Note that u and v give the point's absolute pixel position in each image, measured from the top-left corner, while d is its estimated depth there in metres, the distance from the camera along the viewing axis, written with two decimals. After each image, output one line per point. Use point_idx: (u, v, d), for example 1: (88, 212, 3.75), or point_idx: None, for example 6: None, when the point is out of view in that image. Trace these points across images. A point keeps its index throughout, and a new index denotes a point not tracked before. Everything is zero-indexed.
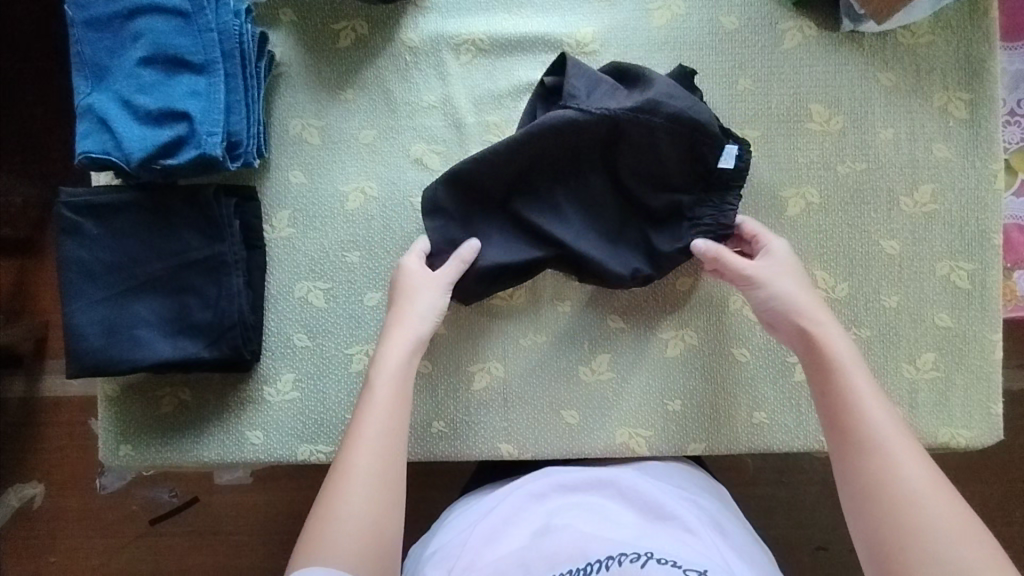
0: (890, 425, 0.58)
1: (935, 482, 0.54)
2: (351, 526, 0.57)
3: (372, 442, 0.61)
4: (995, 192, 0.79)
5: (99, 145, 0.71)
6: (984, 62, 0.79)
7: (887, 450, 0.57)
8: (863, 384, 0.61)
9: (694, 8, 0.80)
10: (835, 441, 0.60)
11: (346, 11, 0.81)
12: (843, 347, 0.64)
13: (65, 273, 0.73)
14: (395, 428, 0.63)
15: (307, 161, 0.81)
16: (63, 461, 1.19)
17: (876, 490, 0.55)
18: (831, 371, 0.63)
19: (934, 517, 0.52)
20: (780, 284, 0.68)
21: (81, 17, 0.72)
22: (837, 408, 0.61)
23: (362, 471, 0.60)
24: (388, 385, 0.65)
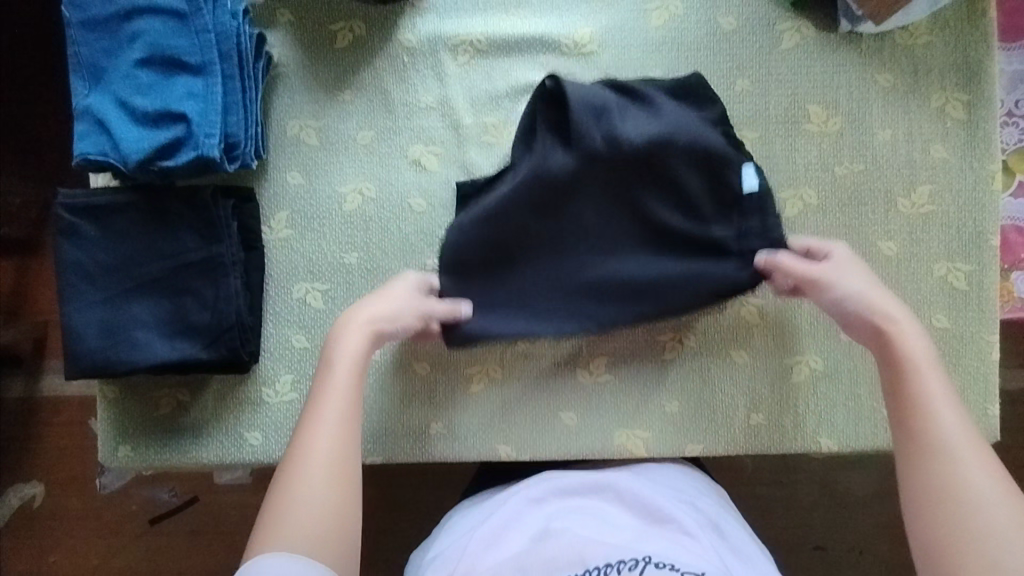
0: (964, 433, 0.59)
1: (1007, 496, 0.55)
2: (305, 512, 0.58)
3: (329, 428, 0.62)
4: (993, 194, 0.79)
5: (97, 147, 0.71)
6: (981, 63, 0.79)
7: (959, 458, 0.58)
8: (938, 389, 0.62)
9: (692, 8, 0.80)
10: (902, 442, 0.61)
11: (343, 12, 0.81)
12: (920, 350, 0.64)
13: (63, 275, 0.73)
14: (351, 413, 0.64)
15: (305, 162, 0.81)
16: (63, 460, 1.19)
17: (943, 496, 0.57)
18: (906, 372, 0.63)
19: (1004, 530, 0.53)
20: (852, 283, 0.68)
21: (78, 18, 0.72)
22: (911, 411, 0.62)
23: (315, 458, 0.61)
24: (345, 370, 0.65)
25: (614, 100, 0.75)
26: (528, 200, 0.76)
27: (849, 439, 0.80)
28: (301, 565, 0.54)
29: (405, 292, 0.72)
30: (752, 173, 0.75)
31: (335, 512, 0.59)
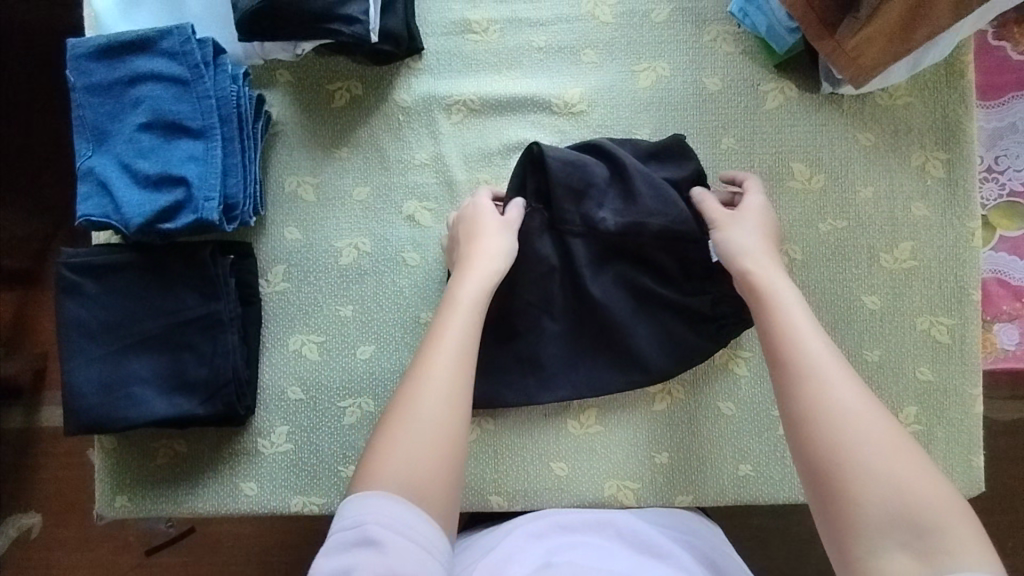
0: (823, 350, 0.59)
1: (866, 402, 0.56)
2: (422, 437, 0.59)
3: (447, 367, 0.62)
4: (973, 249, 0.80)
5: (99, 208, 0.73)
6: (960, 123, 0.81)
7: (820, 375, 0.57)
8: (796, 315, 0.62)
9: (678, 69, 0.83)
10: (775, 375, 0.60)
11: (341, 72, 0.84)
12: (781, 284, 0.65)
13: (65, 331, 0.75)
14: (466, 358, 0.63)
15: (302, 217, 0.83)
16: (61, 489, 1.19)
17: (810, 413, 0.56)
18: (771, 308, 0.63)
19: (867, 434, 0.54)
20: (733, 235, 0.71)
21: (83, 83, 0.74)
22: (774, 338, 0.61)
23: (434, 386, 0.61)
24: (461, 317, 0.66)
25: (598, 180, 0.78)
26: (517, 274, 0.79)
27: None
28: (409, 511, 0.54)
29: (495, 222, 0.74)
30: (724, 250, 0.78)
31: (441, 458, 0.58)
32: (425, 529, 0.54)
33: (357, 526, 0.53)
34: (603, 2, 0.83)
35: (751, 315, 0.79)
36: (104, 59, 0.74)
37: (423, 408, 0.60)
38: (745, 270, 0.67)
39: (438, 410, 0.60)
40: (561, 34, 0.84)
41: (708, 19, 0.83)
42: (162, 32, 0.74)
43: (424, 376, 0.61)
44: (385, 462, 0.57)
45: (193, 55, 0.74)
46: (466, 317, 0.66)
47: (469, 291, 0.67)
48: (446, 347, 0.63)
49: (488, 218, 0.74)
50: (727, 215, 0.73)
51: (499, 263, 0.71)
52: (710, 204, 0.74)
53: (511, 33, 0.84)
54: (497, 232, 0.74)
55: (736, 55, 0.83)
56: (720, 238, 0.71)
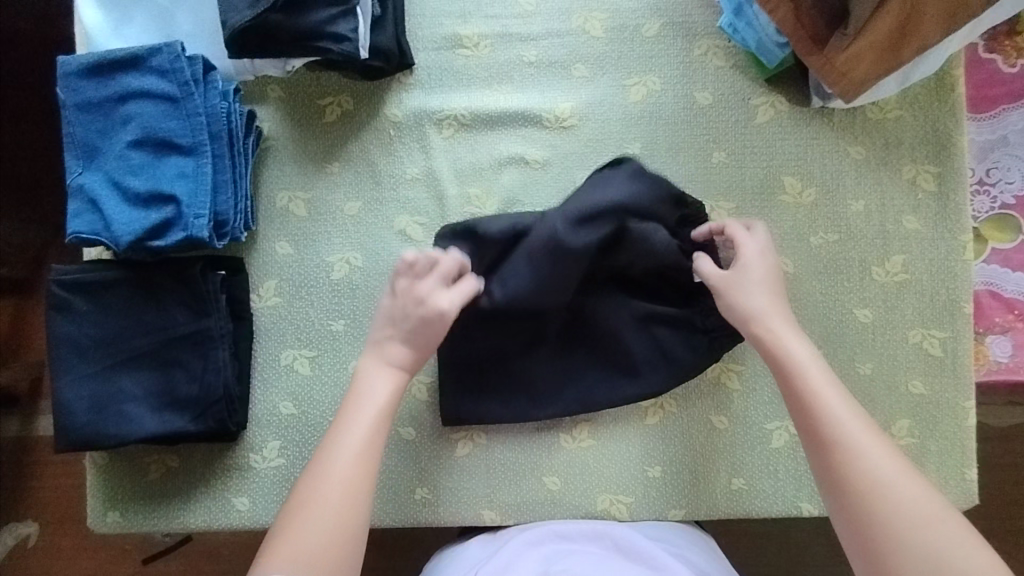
0: (851, 418, 0.61)
1: (899, 471, 0.58)
2: (316, 533, 0.60)
3: (346, 464, 0.64)
4: (965, 262, 0.80)
5: (89, 226, 0.73)
6: (951, 136, 0.81)
7: (851, 446, 0.59)
8: (820, 383, 0.63)
9: (670, 83, 0.83)
10: (809, 445, 0.62)
11: (332, 87, 0.84)
12: (800, 349, 0.66)
13: (55, 348, 0.75)
14: (368, 450, 0.65)
15: (294, 232, 0.83)
16: (57, 499, 1.19)
17: (846, 487, 0.58)
18: (793, 373, 0.65)
19: (902, 506, 0.56)
20: (742, 291, 0.70)
21: (73, 100, 0.74)
22: (801, 406, 0.63)
23: (330, 481, 0.63)
24: (369, 408, 0.67)
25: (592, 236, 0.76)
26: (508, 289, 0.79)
27: None
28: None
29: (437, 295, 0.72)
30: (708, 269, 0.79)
31: (336, 552, 0.60)
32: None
33: None
34: (594, 16, 0.84)
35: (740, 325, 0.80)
36: (95, 76, 0.74)
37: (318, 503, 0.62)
38: (758, 334, 0.68)
39: (335, 503, 0.62)
40: (552, 49, 0.84)
41: (699, 34, 0.83)
42: (153, 49, 0.74)
43: (326, 468, 0.64)
44: (279, 550, 0.59)
45: (182, 73, 0.74)
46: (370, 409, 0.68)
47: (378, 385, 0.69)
48: (349, 443, 0.65)
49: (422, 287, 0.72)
50: (725, 278, 0.71)
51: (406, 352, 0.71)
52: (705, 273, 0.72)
53: (502, 48, 0.84)
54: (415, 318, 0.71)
55: (726, 69, 0.83)
56: (727, 306, 0.70)
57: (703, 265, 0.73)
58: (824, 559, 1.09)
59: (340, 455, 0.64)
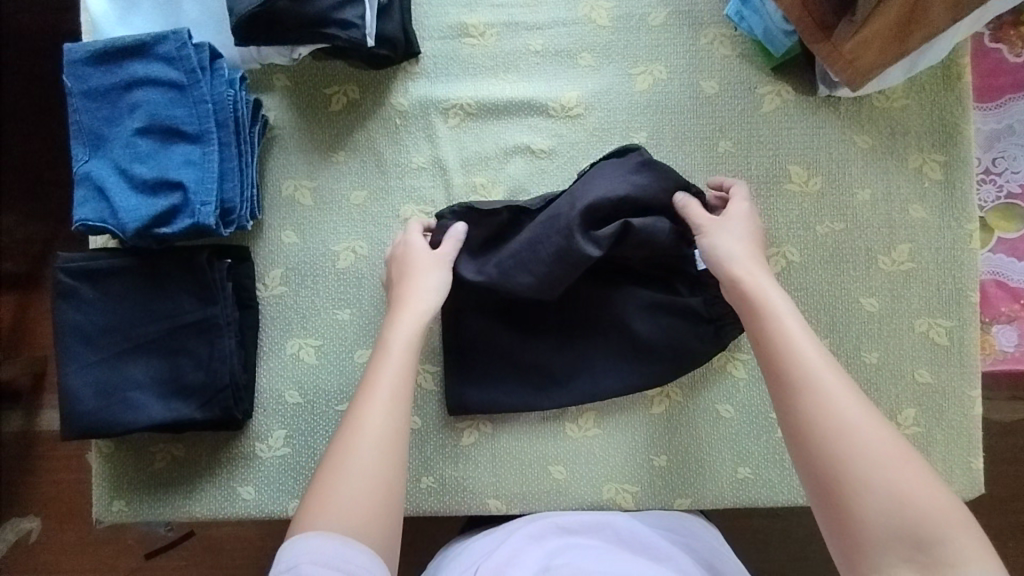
0: (820, 361, 0.59)
1: (865, 412, 0.55)
2: (357, 480, 0.59)
3: (384, 412, 0.63)
4: (971, 251, 0.80)
5: (95, 213, 0.73)
6: (957, 125, 0.81)
7: (819, 386, 0.57)
8: (793, 326, 0.61)
9: (676, 73, 0.83)
10: (775, 387, 0.59)
11: (338, 76, 0.84)
12: (777, 295, 0.64)
13: (61, 336, 0.75)
14: (403, 401, 0.64)
15: (300, 221, 0.83)
16: (60, 493, 1.19)
17: (810, 427, 0.56)
18: (767, 316, 0.63)
19: (867, 446, 0.53)
20: (720, 239, 0.70)
21: (80, 88, 0.74)
22: (772, 348, 0.61)
23: (371, 427, 0.62)
24: (396, 361, 0.66)
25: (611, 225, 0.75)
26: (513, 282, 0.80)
27: None
28: (347, 549, 0.54)
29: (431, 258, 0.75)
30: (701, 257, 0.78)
31: (382, 499, 0.59)
32: (361, 563, 0.53)
33: (290, 569, 0.52)
34: (599, 5, 0.83)
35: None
36: (101, 63, 0.74)
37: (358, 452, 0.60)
38: (735, 279, 0.66)
39: (376, 451, 0.60)
40: (558, 37, 0.84)
41: (705, 22, 0.83)
42: (159, 37, 0.74)
43: (362, 417, 0.62)
44: (325, 504, 0.57)
45: (189, 60, 0.74)
46: (399, 363, 0.66)
47: (400, 333, 0.68)
48: (381, 392, 0.64)
49: (415, 253, 0.75)
50: (712, 220, 0.72)
51: (432, 298, 0.72)
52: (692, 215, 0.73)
53: (508, 37, 0.84)
54: (432, 267, 0.74)
55: (732, 58, 0.83)
56: (710, 246, 0.70)
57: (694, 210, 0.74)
58: (828, 551, 1.09)
59: (373, 405, 0.63)
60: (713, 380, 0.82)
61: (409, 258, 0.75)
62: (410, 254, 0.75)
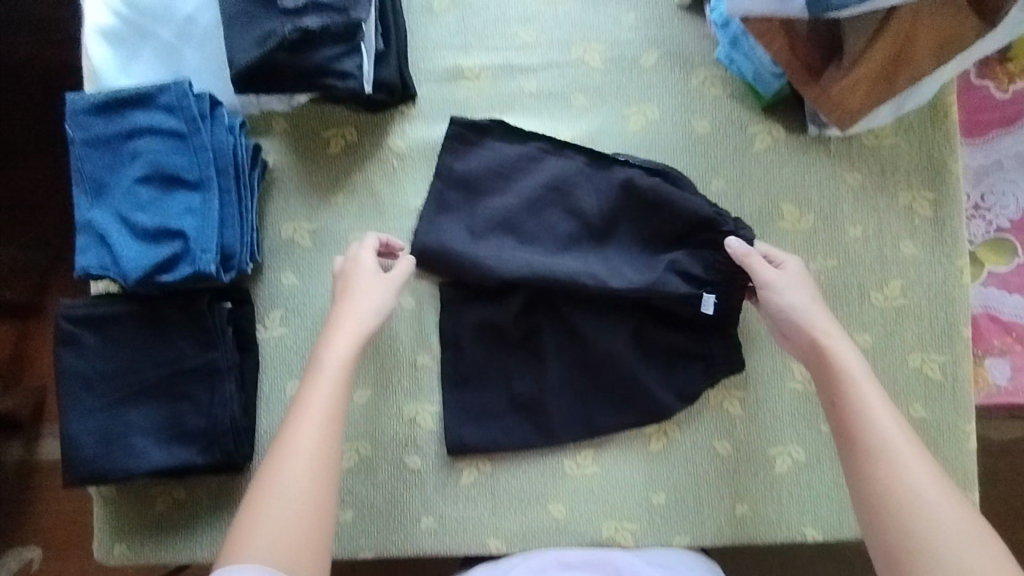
0: (899, 435, 0.62)
1: (944, 493, 0.59)
2: (284, 507, 0.61)
3: (314, 436, 0.65)
4: (962, 287, 0.81)
5: (97, 261, 0.74)
6: (946, 163, 0.82)
7: (900, 463, 0.61)
8: (872, 395, 0.65)
9: (669, 112, 0.84)
10: (850, 455, 0.63)
11: (336, 119, 0.85)
12: (856, 360, 0.68)
13: (63, 383, 0.75)
14: (333, 427, 0.66)
15: (299, 264, 0.84)
16: (60, 523, 1.19)
17: (891, 505, 0.59)
18: (843, 383, 0.66)
19: (946, 527, 0.57)
20: (785, 298, 0.72)
21: (82, 137, 0.75)
22: (851, 418, 0.64)
23: (301, 454, 0.64)
24: (331, 381, 0.68)
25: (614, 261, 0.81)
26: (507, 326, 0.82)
27: (833, 528, 0.81)
28: None
29: (368, 271, 0.76)
30: (712, 302, 0.79)
31: (314, 521, 0.62)
32: None
33: None
34: (592, 47, 0.85)
35: (738, 356, 0.81)
36: (104, 113, 0.76)
37: (285, 482, 0.62)
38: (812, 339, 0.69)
39: (308, 476, 0.63)
40: (552, 79, 0.85)
41: (695, 64, 0.84)
42: (160, 87, 0.75)
43: (293, 446, 0.64)
44: (252, 537, 0.59)
45: (190, 110, 0.75)
46: (334, 383, 0.68)
47: (335, 352, 0.70)
48: (312, 419, 0.66)
49: (359, 266, 0.76)
50: (774, 276, 0.73)
51: (374, 317, 0.74)
52: (743, 249, 0.74)
53: (503, 79, 0.85)
54: (372, 285, 0.75)
55: (723, 98, 0.84)
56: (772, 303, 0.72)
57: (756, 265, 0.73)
58: None
59: (305, 432, 0.65)
60: (712, 420, 0.82)
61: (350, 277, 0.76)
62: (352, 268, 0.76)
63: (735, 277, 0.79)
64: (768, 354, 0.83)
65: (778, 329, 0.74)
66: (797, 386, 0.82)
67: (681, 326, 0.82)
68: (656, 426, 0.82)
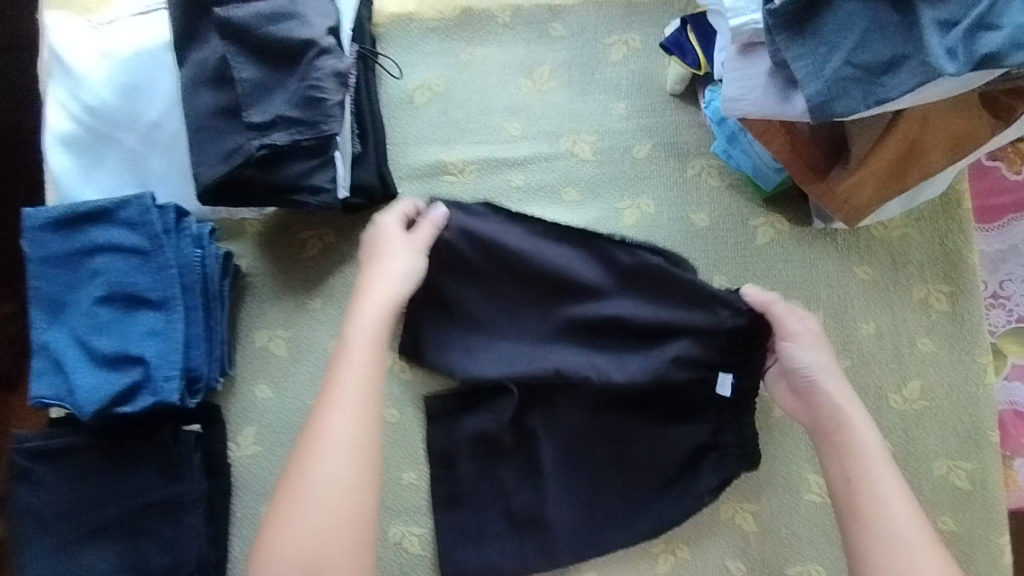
0: (913, 524, 0.59)
1: None
2: (322, 493, 0.58)
3: (346, 417, 0.60)
4: (986, 386, 0.76)
5: (52, 389, 0.68)
6: (961, 254, 0.77)
7: (908, 553, 0.57)
8: (888, 476, 0.61)
9: (664, 205, 0.80)
10: (854, 536, 0.60)
11: (312, 220, 0.81)
12: (872, 437, 0.63)
13: (16, 523, 0.70)
14: (369, 405, 0.61)
15: (273, 375, 0.78)
16: None
17: None
18: (857, 459, 0.62)
19: None
20: (802, 354, 0.67)
21: (38, 254, 0.70)
22: (861, 498, 0.61)
23: (333, 438, 0.59)
24: (356, 360, 0.63)
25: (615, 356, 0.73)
26: (500, 438, 0.76)
27: None
28: None
29: (393, 236, 0.70)
30: (729, 383, 0.73)
31: (351, 511, 0.58)
32: None
33: None
34: (582, 139, 0.81)
35: (755, 449, 0.74)
36: (61, 229, 0.71)
37: (321, 467, 0.58)
38: (830, 408, 0.65)
39: (341, 466, 0.59)
40: (541, 173, 0.81)
41: (691, 154, 0.80)
42: (122, 201, 0.70)
43: (324, 429, 0.60)
44: (287, 530, 0.57)
45: (153, 225, 0.70)
46: (363, 357, 0.63)
47: (362, 327, 0.64)
48: (344, 399, 0.61)
49: (386, 234, 0.70)
50: (791, 325, 0.68)
51: (404, 285, 0.68)
52: (762, 296, 0.69)
53: (489, 172, 0.81)
54: (401, 251, 0.69)
55: (722, 189, 0.79)
56: (787, 358, 0.68)
57: (775, 310, 0.68)
58: None
59: (335, 414, 0.60)
60: (721, 538, 0.76)
61: (379, 243, 0.70)
62: (380, 235, 0.70)
63: (755, 352, 0.72)
64: (781, 462, 0.77)
65: (791, 386, 0.69)
66: (813, 498, 0.76)
67: (691, 417, 0.76)
68: (663, 545, 0.76)
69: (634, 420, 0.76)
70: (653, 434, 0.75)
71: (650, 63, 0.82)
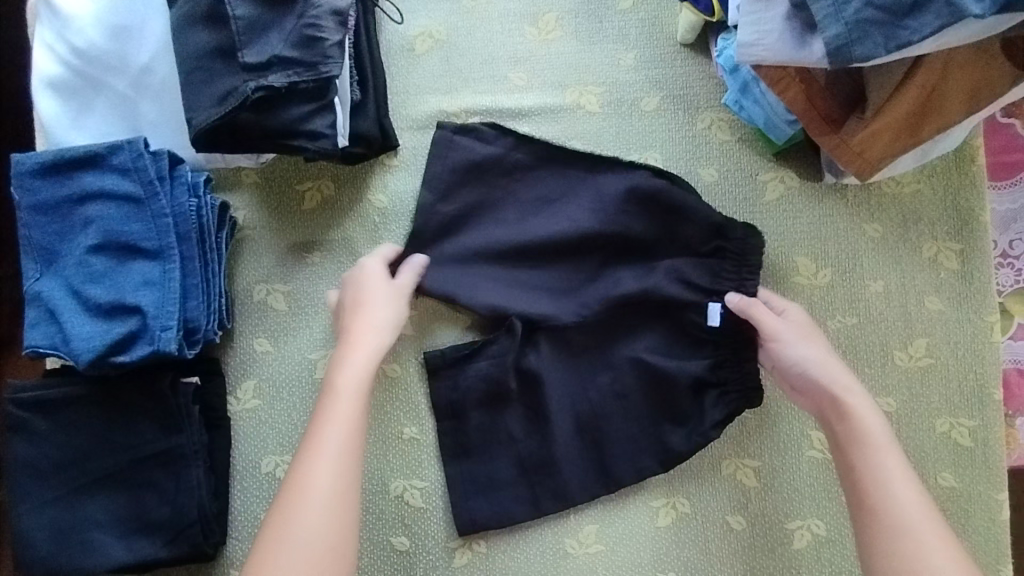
0: (922, 508, 0.59)
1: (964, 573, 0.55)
2: (301, 542, 0.58)
3: (329, 466, 0.62)
4: (992, 344, 0.75)
5: (46, 338, 0.67)
6: (973, 211, 0.76)
7: (919, 536, 0.57)
8: (893, 463, 0.61)
9: (671, 159, 0.78)
10: (862, 525, 0.60)
11: (310, 172, 0.78)
12: (876, 424, 0.64)
13: (14, 473, 0.69)
14: (351, 457, 0.63)
15: (272, 329, 0.76)
16: None
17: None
18: (862, 447, 0.63)
19: None
20: (799, 350, 0.68)
21: (28, 201, 0.68)
22: (868, 484, 0.61)
23: (316, 487, 0.61)
24: (341, 410, 0.65)
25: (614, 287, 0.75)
26: (502, 393, 0.76)
27: None
28: None
29: (376, 286, 0.72)
30: (718, 312, 0.73)
31: (332, 558, 0.59)
32: None
33: None
34: (588, 91, 0.78)
35: (756, 383, 0.73)
36: (51, 175, 0.68)
37: (301, 517, 0.59)
38: (831, 398, 0.66)
39: (325, 512, 0.60)
40: (545, 125, 0.78)
41: (701, 107, 0.78)
42: (113, 147, 0.68)
43: (307, 476, 0.61)
44: None
45: (146, 171, 0.68)
46: (348, 410, 0.65)
47: (350, 379, 0.66)
48: (328, 446, 0.62)
49: (370, 283, 0.72)
50: (782, 327, 0.70)
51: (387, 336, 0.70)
52: (743, 303, 0.71)
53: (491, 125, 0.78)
54: (384, 300, 0.71)
55: (731, 143, 0.77)
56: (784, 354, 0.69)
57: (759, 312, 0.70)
58: None
59: (319, 462, 0.62)
60: (722, 493, 0.76)
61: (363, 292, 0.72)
62: (363, 283, 0.72)
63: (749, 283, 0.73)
64: (784, 420, 0.77)
65: (792, 385, 0.70)
66: (815, 454, 0.76)
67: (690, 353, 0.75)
68: (664, 501, 0.76)
69: (637, 358, 0.75)
70: (655, 363, 0.74)
71: (659, 12, 0.79)
